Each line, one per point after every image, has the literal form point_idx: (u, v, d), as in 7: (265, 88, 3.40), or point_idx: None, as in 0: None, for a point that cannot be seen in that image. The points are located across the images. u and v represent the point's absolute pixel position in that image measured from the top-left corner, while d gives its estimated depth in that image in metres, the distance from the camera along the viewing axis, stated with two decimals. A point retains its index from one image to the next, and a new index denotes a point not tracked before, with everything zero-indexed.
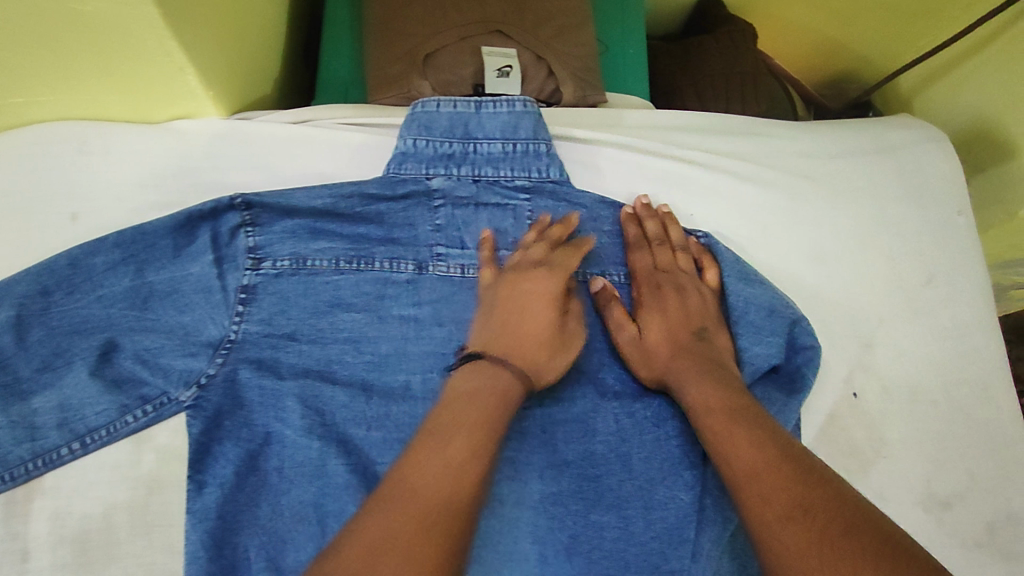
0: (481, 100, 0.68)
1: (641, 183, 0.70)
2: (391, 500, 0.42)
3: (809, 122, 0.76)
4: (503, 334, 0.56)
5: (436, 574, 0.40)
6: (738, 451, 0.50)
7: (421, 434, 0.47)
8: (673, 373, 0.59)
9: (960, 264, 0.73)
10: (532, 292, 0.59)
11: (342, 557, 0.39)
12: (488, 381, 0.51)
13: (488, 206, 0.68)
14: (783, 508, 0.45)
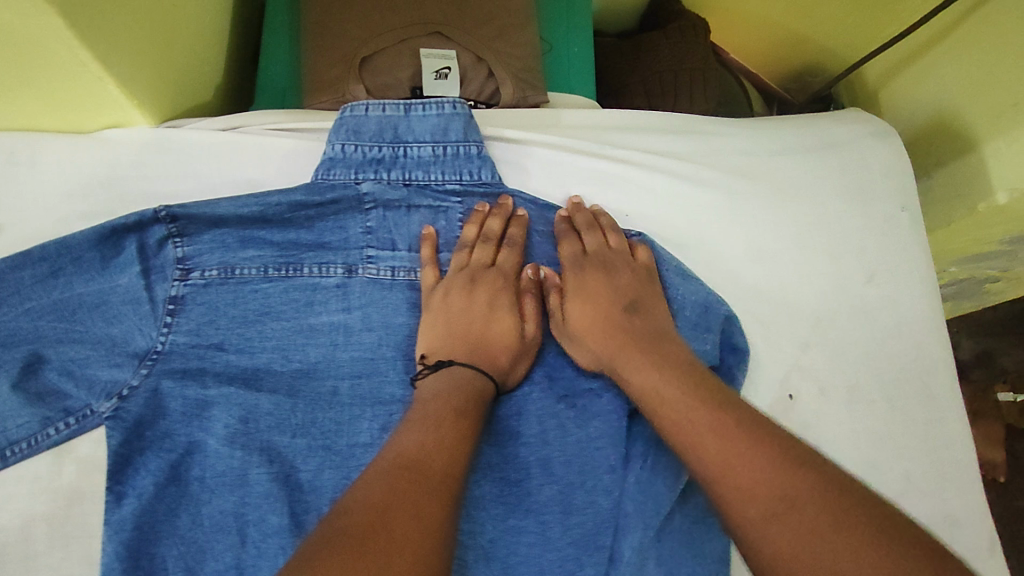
0: (410, 103, 0.68)
1: (575, 184, 0.69)
2: (397, 468, 0.49)
3: (750, 119, 0.75)
4: (446, 343, 0.61)
5: (441, 528, 0.46)
6: (708, 446, 0.49)
7: (412, 421, 0.54)
8: (617, 362, 0.58)
9: (903, 261, 0.72)
10: (469, 300, 0.63)
11: (356, 511, 0.45)
12: (449, 382, 0.58)
13: (420, 209, 0.67)
14: (765, 501, 0.44)
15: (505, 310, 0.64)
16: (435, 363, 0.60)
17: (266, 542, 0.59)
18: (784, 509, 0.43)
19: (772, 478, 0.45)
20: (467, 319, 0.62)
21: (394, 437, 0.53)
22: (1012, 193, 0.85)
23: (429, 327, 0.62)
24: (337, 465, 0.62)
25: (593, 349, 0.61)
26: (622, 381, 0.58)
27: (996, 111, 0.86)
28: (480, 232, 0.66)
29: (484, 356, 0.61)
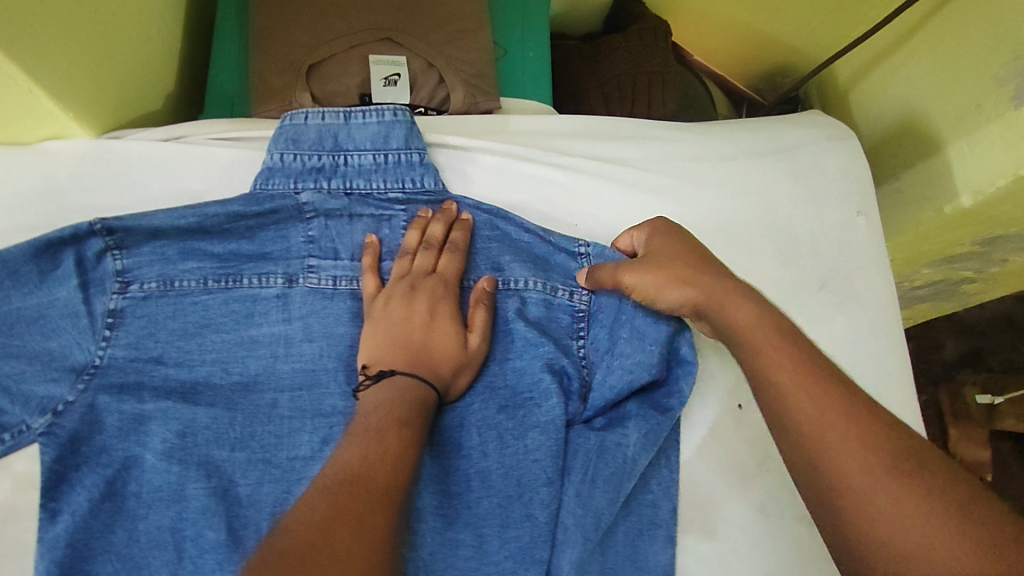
0: (350, 111, 0.67)
1: (521, 193, 0.69)
2: (336, 485, 0.46)
3: (703, 123, 0.74)
4: (387, 350, 0.58)
5: (380, 546, 0.44)
6: (807, 402, 0.46)
7: (353, 433, 0.51)
8: (718, 299, 0.54)
9: (857, 266, 0.70)
10: (411, 306, 0.60)
11: (291, 533, 0.43)
12: (388, 394, 0.55)
13: (362, 217, 0.66)
14: (871, 465, 0.43)
15: (447, 318, 0.61)
16: (376, 374, 0.57)
17: (203, 557, 0.58)
18: (891, 475, 0.42)
19: (877, 443, 0.44)
20: (407, 328, 0.59)
21: (336, 451, 0.50)
22: (976, 196, 0.80)
23: (369, 338, 0.60)
24: (277, 479, 0.61)
25: (683, 271, 0.56)
26: (720, 316, 0.54)
27: (960, 112, 0.83)
28: (423, 239, 0.64)
29: (426, 366, 0.58)
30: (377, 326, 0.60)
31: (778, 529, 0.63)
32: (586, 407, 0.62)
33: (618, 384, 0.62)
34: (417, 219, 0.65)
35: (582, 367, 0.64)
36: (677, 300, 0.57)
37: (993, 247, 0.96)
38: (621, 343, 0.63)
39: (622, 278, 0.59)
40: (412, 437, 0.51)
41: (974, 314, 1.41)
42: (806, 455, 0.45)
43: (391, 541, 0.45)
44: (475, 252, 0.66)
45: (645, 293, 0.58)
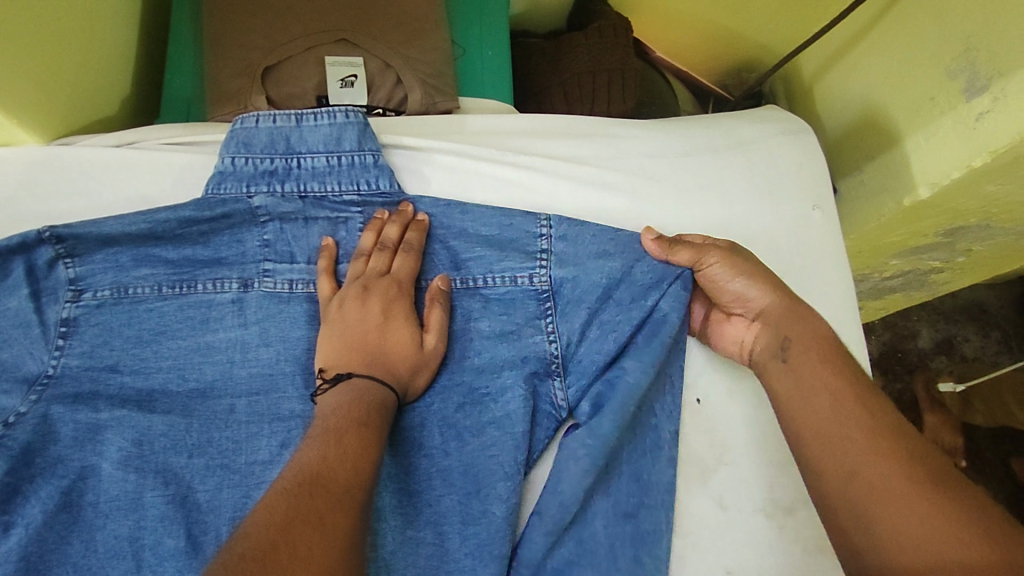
0: (302, 113, 0.67)
1: (477, 192, 0.69)
2: (302, 487, 0.46)
3: (658, 121, 0.75)
4: (345, 351, 0.58)
5: (343, 547, 0.44)
6: (851, 422, 0.53)
7: (317, 432, 0.51)
8: (793, 315, 0.60)
9: (814, 259, 0.70)
10: (371, 304, 0.61)
11: (254, 535, 0.42)
12: (347, 396, 0.54)
13: (318, 220, 0.66)
14: (905, 478, 0.48)
15: (403, 317, 0.61)
16: (334, 377, 0.57)
17: (163, 565, 0.56)
18: (922, 489, 0.47)
19: (911, 460, 0.49)
20: (363, 328, 0.59)
21: (297, 451, 0.50)
22: (933, 188, 0.80)
23: (325, 341, 0.60)
24: (236, 484, 0.59)
25: (768, 278, 0.62)
26: (788, 330, 0.59)
27: (916, 105, 0.84)
28: (379, 240, 0.64)
29: (383, 366, 0.58)
30: (334, 327, 0.60)
31: (738, 521, 0.63)
32: (567, 387, 0.62)
33: (594, 360, 0.62)
34: (373, 221, 0.65)
35: (551, 344, 0.63)
36: (745, 291, 0.61)
37: (955, 236, 0.97)
38: (600, 325, 0.63)
39: (708, 258, 0.62)
40: (372, 437, 0.52)
41: (944, 303, 1.43)
42: (845, 464, 0.51)
43: (352, 536, 0.45)
44: (433, 254, 0.66)
45: (725, 277, 0.62)
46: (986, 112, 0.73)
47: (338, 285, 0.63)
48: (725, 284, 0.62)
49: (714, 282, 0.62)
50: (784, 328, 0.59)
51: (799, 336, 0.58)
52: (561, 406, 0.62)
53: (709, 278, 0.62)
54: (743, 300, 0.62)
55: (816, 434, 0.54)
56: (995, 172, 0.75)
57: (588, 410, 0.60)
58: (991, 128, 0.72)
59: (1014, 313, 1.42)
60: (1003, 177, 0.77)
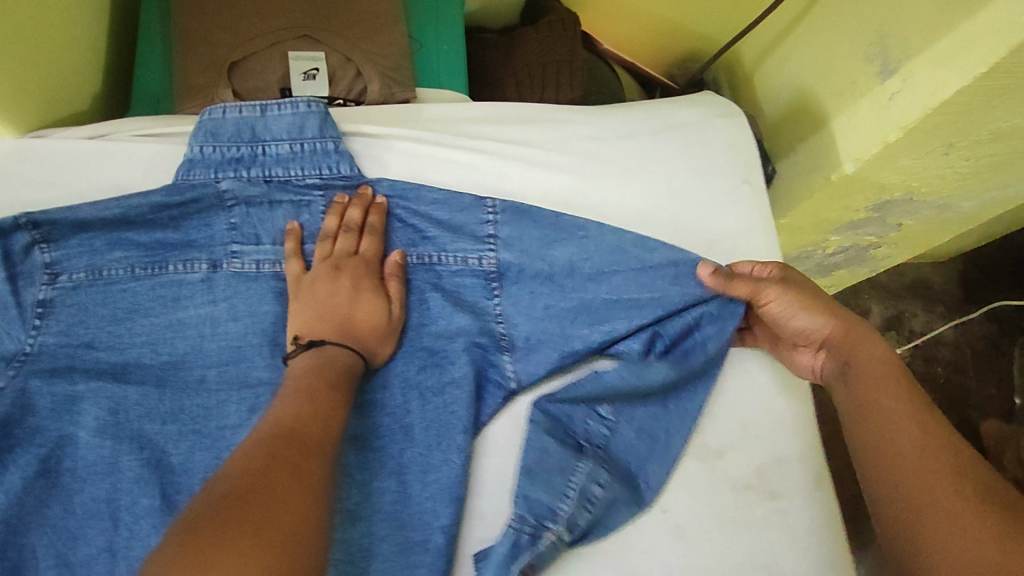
0: (266, 103, 0.70)
1: (431, 173, 0.73)
2: (271, 439, 0.51)
3: (602, 107, 0.79)
4: (318, 322, 0.63)
5: (312, 489, 0.49)
6: (908, 439, 0.58)
7: (288, 391, 0.56)
8: (856, 344, 0.65)
9: (746, 229, 0.75)
10: (342, 288, 0.65)
11: (227, 480, 0.47)
12: (321, 365, 0.59)
13: (282, 204, 0.69)
14: (958, 496, 0.53)
15: (371, 292, 0.65)
16: (307, 342, 0.61)
17: (139, 523, 0.59)
18: (970, 507, 0.52)
19: (966, 482, 0.54)
20: (334, 302, 0.64)
21: (271, 409, 0.55)
22: (856, 163, 0.89)
23: (297, 314, 0.64)
24: (207, 446, 0.62)
25: (824, 306, 0.66)
26: (856, 358, 0.64)
27: (840, 91, 0.92)
28: (343, 223, 0.69)
29: (353, 336, 0.63)
30: (306, 304, 0.64)
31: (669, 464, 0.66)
32: (516, 362, 0.67)
33: (540, 338, 0.67)
34: (336, 204, 0.69)
35: (498, 324, 0.68)
36: (805, 325, 0.66)
37: (885, 210, 1.07)
38: (544, 302, 0.68)
39: (765, 293, 0.66)
40: (337, 398, 0.57)
41: (892, 281, 1.53)
42: (896, 477, 0.56)
43: (324, 485, 0.50)
44: (396, 234, 0.71)
45: (785, 313, 0.66)
46: (897, 92, 0.81)
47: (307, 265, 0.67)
48: (787, 317, 0.66)
49: (776, 318, 0.67)
50: (847, 356, 0.65)
51: (862, 362, 0.64)
52: (511, 377, 0.67)
53: (772, 313, 0.67)
54: (806, 334, 0.67)
55: (872, 451, 0.59)
56: (908, 146, 0.85)
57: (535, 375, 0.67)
58: (902, 106, 0.80)
59: (956, 287, 1.54)
60: (917, 152, 0.87)
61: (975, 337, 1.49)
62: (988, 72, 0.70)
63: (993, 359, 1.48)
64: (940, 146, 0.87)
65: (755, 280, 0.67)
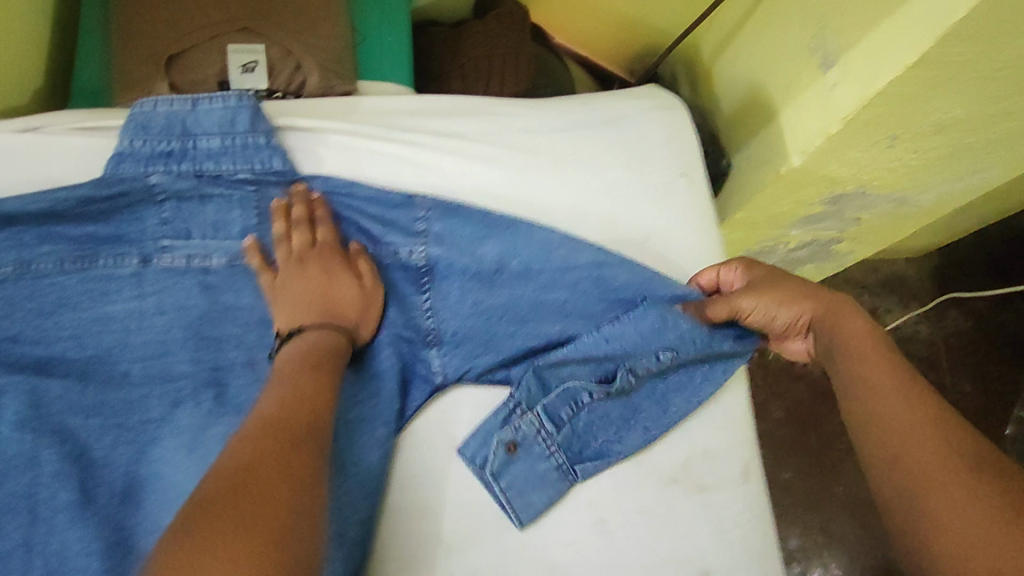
0: (197, 97, 0.68)
1: (366, 167, 0.72)
2: (264, 431, 0.51)
3: (540, 100, 0.79)
4: (300, 311, 0.64)
5: (313, 473, 0.50)
6: (901, 413, 0.58)
7: (279, 383, 0.57)
8: (840, 325, 0.66)
9: (679, 223, 0.75)
10: (314, 277, 0.65)
11: (232, 471, 0.47)
12: (304, 355, 0.60)
13: (214, 198, 0.68)
14: (954, 464, 0.53)
15: (342, 276, 0.66)
16: (288, 333, 0.63)
17: (56, 518, 0.58)
18: (966, 474, 0.53)
19: (963, 453, 0.54)
20: (310, 291, 0.65)
21: (260, 402, 0.55)
22: (802, 156, 0.89)
23: (276, 312, 0.65)
24: (130, 440, 0.62)
25: (802, 294, 0.68)
26: (840, 338, 0.66)
27: (788, 82, 0.93)
28: (292, 221, 0.68)
29: (329, 318, 0.64)
30: (282, 300, 0.65)
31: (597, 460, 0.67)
32: (444, 356, 0.68)
33: (468, 333, 0.68)
34: (279, 207, 0.68)
35: (427, 318, 0.69)
36: (790, 318, 0.68)
37: (840, 204, 1.07)
38: (474, 297, 0.69)
39: (742, 305, 0.67)
40: (326, 381, 0.58)
41: (866, 276, 1.53)
42: (893, 451, 0.57)
43: (312, 477, 0.49)
44: (350, 225, 0.71)
45: (767, 317, 0.68)
46: (836, 84, 0.82)
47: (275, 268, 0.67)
48: (771, 318, 0.68)
49: (762, 323, 0.68)
50: (834, 335, 0.66)
51: (847, 340, 0.65)
52: (437, 372, 0.68)
53: (754, 320, 0.68)
54: (792, 326, 0.68)
55: (867, 427, 0.60)
56: (850, 139, 0.85)
57: (461, 370, 0.68)
58: (841, 97, 0.82)
59: (930, 283, 1.54)
60: (862, 144, 0.87)
61: (948, 334, 1.50)
62: (917, 64, 0.70)
63: (966, 357, 1.48)
64: (884, 139, 0.87)
65: (728, 296, 0.68)
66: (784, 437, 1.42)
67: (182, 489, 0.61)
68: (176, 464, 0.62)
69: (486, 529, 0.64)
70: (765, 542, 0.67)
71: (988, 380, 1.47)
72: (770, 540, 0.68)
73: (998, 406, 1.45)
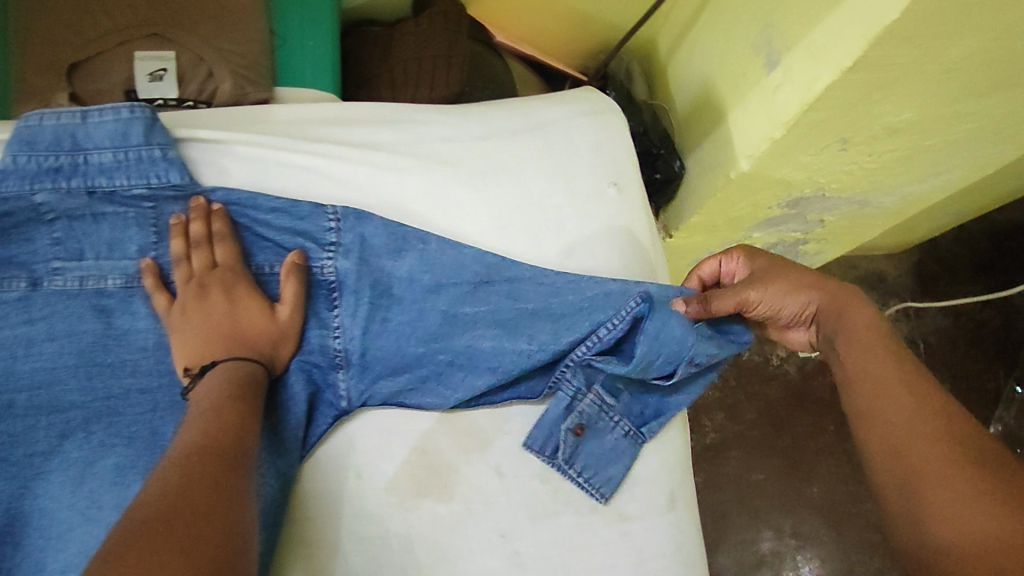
0: (87, 109, 0.63)
1: (274, 179, 0.69)
2: (184, 460, 0.51)
3: (463, 106, 0.75)
4: (207, 345, 0.59)
5: (239, 495, 0.51)
6: (903, 406, 0.57)
7: (195, 413, 0.55)
8: (845, 313, 0.64)
9: (607, 234, 0.72)
10: (219, 306, 0.61)
11: (151, 502, 0.47)
12: (218, 391, 0.56)
13: (107, 216, 0.64)
14: (952, 459, 0.53)
15: (250, 301, 0.62)
16: (199, 370, 0.59)
17: None
18: (963, 470, 0.52)
19: (959, 445, 0.53)
20: (215, 322, 0.60)
21: (177, 436, 0.54)
22: (749, 160, 0.85)
23: (179, 345, 0.60)
24: (12, 475, 0.59)
25: (809, 281, 0.66)
26: (843, 326, 0.64)
27: (734, 82, 0.89)
28: (189, 242, 0.63)
29: (239, 346, 0.60)
30: (184, 332, 0.60)
31: (512, 486, 0.65)
32: (351, 379, 0.65)
33: (378, 357, 0.65)
34: (177, 224, 0.64)
35: (335, 340, 0.65)
36: (797, 308, 0.66)
37: (800, 207, 1.03)
38: (385, 318, 0.65)
39: (752, 296, 0.65)
40: (246, 409, 0.56)
41: (844, 274, 1.48)
42: (894, 442, 0.56)
43: (241, 501, 0.50)
44: (256, 243, 0.66)
45: (771, 307, 0.66)
46: (779, 85, 0.78)
47: (174, 296, 0.63)
48: (778, 308, 0.66)
49: (769, 312, 0.66)
50: (836, 326, 0.64)
51: (853, 331, 0.63)
52: (344, 397, 0.64)
53: (760, 310, 0.66)
54: (797, 317, 0.67)
55: (867, 418, 0.59)
56: (797, 143, 0.81)
57: (370, 395, 0.65)
58: (783, 101, 0.77)
59: (910, 281, 1.49)
60: (812, 147, 0.83)
61: (927, 332, 1.45)
62: (852, 67, 0.67)
63: (946, 354, 1.44)
64: (835, 142, 0.83)
65: (734, 290, 0.65)
66: (761, 436, 1.33)
67: (65, 526, 0.59)
68: (60, 501, 0.59)
69: (390, 565, 0.61)
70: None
71: (968, 380, 1.43)
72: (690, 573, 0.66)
73: (978, 406, 1.41)
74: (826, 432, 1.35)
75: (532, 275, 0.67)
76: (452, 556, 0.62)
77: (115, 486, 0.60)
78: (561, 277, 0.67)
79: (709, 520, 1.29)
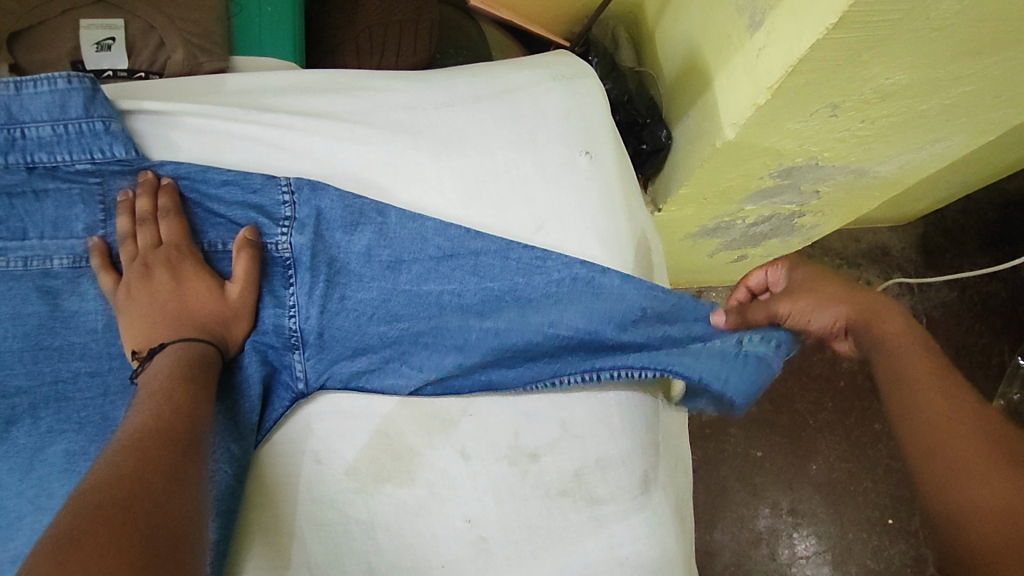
0: (21, 79, 0.59)
1: (227, 152, 0.65)
2: (129, 444, 0.47)
3: (424, 72, 0.72)
4: (154, 327, 0.57)
5: (191, 479, 0.48)
6: (938, 403, 0.53)
7: (144, 396, 0.52)
8: (873, 318, 0.60)
9: (578, 204, 0.69)
10: (166, 285, 0.58)
11: (96, 483, 0.44)
12: (164, 371, 0.53)
13: (50, 193, 0.61)
14: (996, 462, 0.49)
15: (199, 280, 0.59)
16: (146, 353, 0.56)
17: None
18: (1004, 471, 0.48)
19: (1000, 445, 0.50)
20: (162, 302, 0.57)
21: (125, 419, 0.51)
22: (734, 128, 0.81)
23: (125, 327, 0.57)
24: None
25: (844, 293, 0.61)
26: (871, 331, 0.59)
27: (719, 46, 0.84)
28: (134, 219, 0.60)
29: (188, 326, 0.57)
30: (129, 313, 0.57)
31: (478, 470, 0.63)
32: (308, 360, 0.63)
33: (335, 336, 0.63)
34: (123, 200, 0.61)
35: (291, 319, 0.63)
36: (827, 321, 0.61)
37: (793, 177, 0.97)
38: (342, 297, 0.64)
39: (777, 308, 0.61)
40: (196, 391, 0.53)
41: (847, 247, 1.43)
42: (928, 444, 0.52)
43: (198, 486, 0.48)
44: (208, 219, 0.63)
45: (802, 323, 0.61)
46: (763, 47, 0.74)
47: (120, 277, 0.60)
48: (808, 323, 0.61)
49: (800, 327, 0.61)
50: (866, 333, 0.60)
51: (886, 335, 0.59)
52: (300, 378, 0.62)
53: (792, 324, 0.61)
54: (829, 329, 0.62)
55: (900, 414, 0.55)
56: (784, 109, 0.77)
57: (327, 378, 0.62)
58: (768, 63, 0.73)
59: (913, 253, 1.44)
60: (799, 113, 0.79)
61: (932, 306, 1.41)
62: (837, 25, 0.62)
63: (950, 328, 1.39)
64: (825, 108, 0.78)
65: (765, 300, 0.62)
66: (758, 413, 1.30)
67: (14, 515, 0.57)
68: (8, 488, 0.57)
69: (353, 553, 0.60)
70: (657, 557, 0.64)
71: (974, 354, 1.39)
72: (661, 556, 0.65)
73: (982, 382, 1.36)
74: (825, 408, 1.32)
75: (498, 249, 0.65)
76: (417, 541, 0.61)
77: (66, 473, 0.58)
78: (526, 252, 0.65)
79: (705, 496, 1.26)
